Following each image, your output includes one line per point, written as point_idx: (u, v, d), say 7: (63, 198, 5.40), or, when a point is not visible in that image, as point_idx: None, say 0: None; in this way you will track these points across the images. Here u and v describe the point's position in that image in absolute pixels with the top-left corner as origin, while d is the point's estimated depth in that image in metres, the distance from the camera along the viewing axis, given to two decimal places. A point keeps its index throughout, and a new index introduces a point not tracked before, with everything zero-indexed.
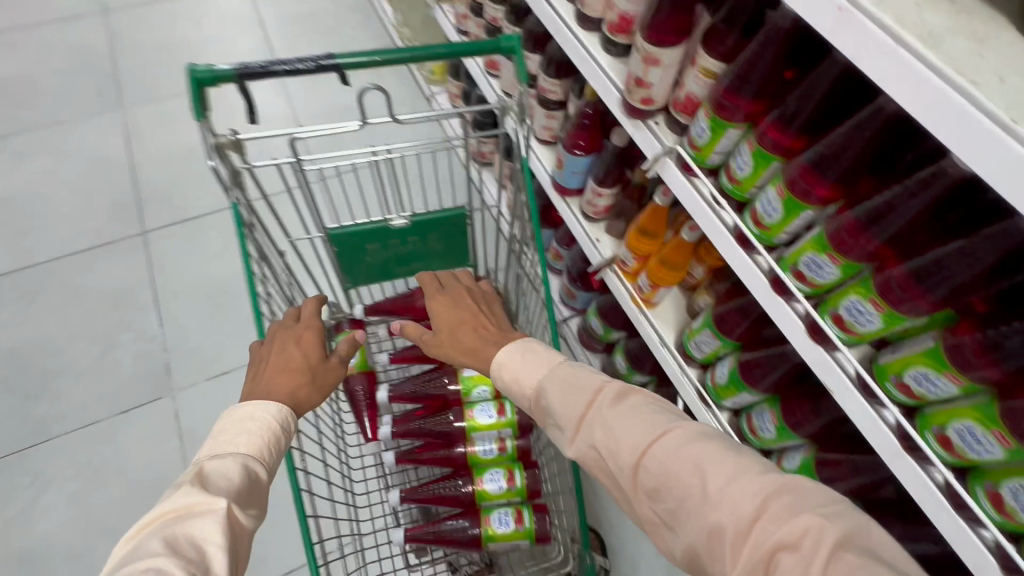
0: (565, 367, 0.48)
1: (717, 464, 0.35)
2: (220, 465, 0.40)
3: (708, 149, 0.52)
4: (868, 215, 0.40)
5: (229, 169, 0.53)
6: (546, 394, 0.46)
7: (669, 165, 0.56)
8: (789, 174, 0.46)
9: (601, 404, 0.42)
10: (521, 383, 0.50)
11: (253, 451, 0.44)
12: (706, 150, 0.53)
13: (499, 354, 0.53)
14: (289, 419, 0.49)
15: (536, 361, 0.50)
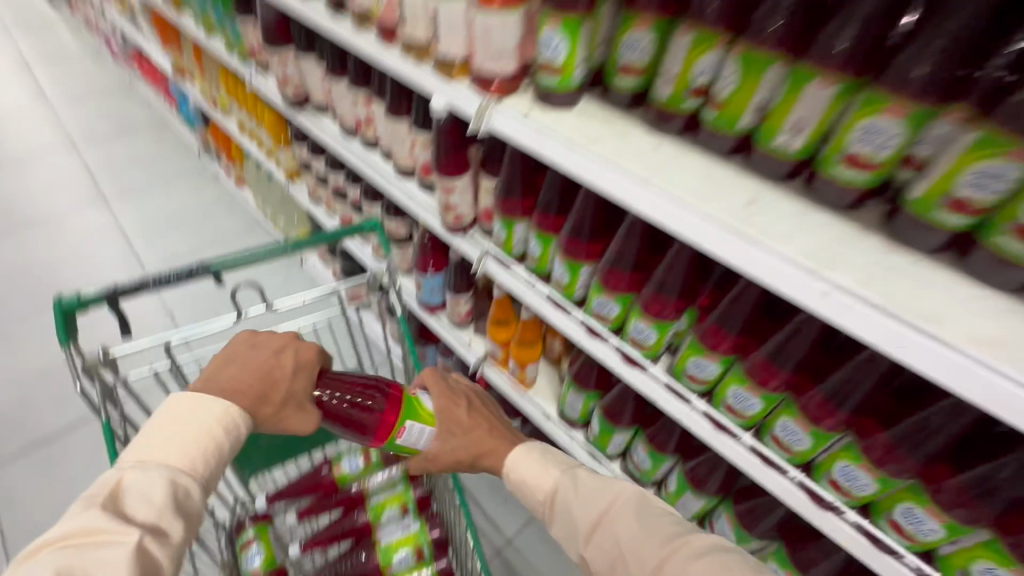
0: (572, 489, 0.92)
1: (653, 537, 0.83)
2: (150, 475, 0.72)
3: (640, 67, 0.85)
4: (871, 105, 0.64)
5: (98, 386, 0.97)
6: (572, 507, 0.90)
7: (495, 110, 0.95)
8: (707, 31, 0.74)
9: (617, 502, 0.89)
10: (534, 487, 0.98)
11: (178, 463, 0.75)
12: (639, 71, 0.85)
13: (513, 458, 1.03)
14: (236, 420, 0.82)
15: (552, 467, 0.98)
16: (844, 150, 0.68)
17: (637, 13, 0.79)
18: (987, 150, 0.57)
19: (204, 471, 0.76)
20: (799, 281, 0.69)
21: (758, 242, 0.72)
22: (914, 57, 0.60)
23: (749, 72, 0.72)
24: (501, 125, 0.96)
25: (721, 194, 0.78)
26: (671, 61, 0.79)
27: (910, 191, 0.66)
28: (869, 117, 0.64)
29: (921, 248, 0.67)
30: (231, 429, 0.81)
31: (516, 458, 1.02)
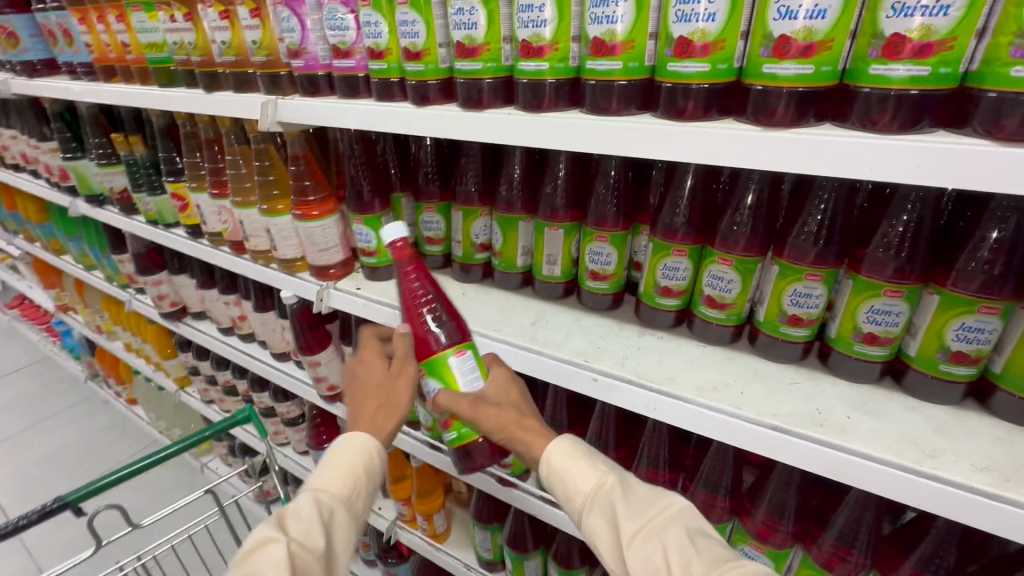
0: (626, 489, 0.65)
1: (703, 556, 0.57)
2: (304, 498, 0.66)
3: (469, 249, 0.92)
4: (664, 233, 0.73)
5: None
6: (620, 501, 0.63)
7: (329, 295, 0.97)
8: (498, 213, 0.86)
9: (677, 518, 0.62)
10: (579, 482, 0.67)
11: (328, 485, 0.68)
12: (467, 252, 0.93)
13: (558, 442, 0.69)
14: (374, 455, 0.72)
15: (600, 464, 0.68)
16: (656, 285, 0.77)
17: (479, 208, 0.89)
18: (798, 276, 0.65)
19: (351, 493, 0.69)
20: (639, 395, 0.69)
21: (645, 383, 0.69)
22: (737, 217, 0.69)
23: (614, 247, 0.78)
24: (333, 303, 0.97)
25: (590, 340, 0.78)
26: (525, 240, 0.87)
27: (753, 312, 0.72)
28: (679, 263, 0.73)
29: (782, 362, 0.71)
30: (371, 460, 0.71)
31: (561, 443, 0.69)
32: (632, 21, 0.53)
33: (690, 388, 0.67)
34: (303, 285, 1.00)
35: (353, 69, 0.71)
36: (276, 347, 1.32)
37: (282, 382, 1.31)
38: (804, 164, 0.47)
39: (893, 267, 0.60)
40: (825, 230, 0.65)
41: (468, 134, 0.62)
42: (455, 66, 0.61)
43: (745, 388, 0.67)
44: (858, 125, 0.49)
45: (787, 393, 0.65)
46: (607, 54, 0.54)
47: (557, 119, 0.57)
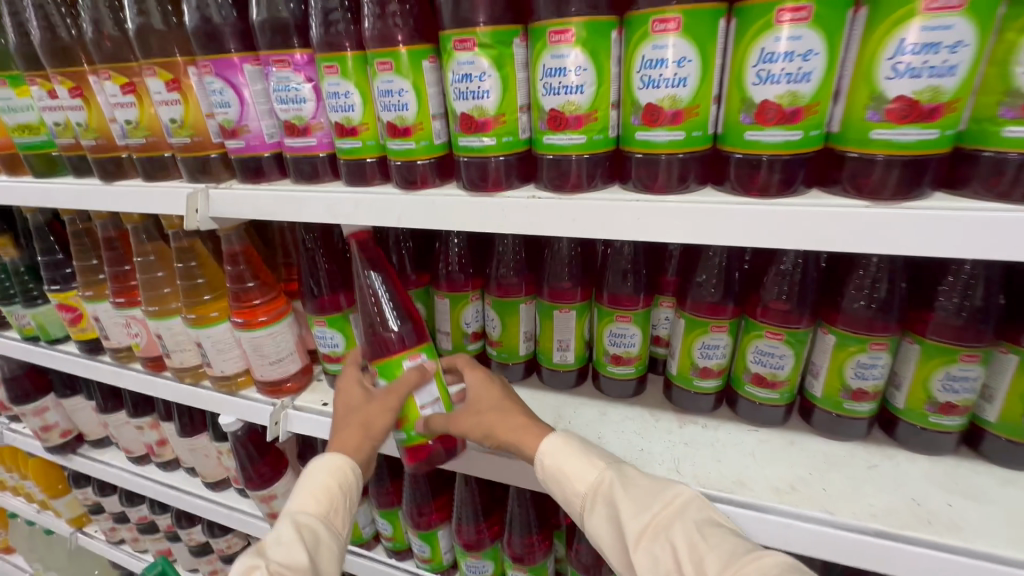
0: (628, 482, 0.54)
1: (716, 550, 0.47)
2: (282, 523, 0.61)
3: (461, 341, 0.78)
4: (704, 311, 0.64)
5: None
6: (622, 497, 0.53)
7: (288, 417, 0.78)
8: (494, 297, 0.74)
9: (685, 513, 0.52)
10: (575, 479, 0.56)
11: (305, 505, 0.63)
12: (459, 346, 0.79)
13: (551, 443, 0.59)
14: (348, 473, 0.65)
15: (598, 457, 0.57)
16: (694, 366, 0.67)
17: (469, 293, 0.76)
18: (860, 347, 0.58)
19: (331, 511, 0.64)
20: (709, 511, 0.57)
21: (713, 495, 0.57)
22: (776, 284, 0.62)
23: (638, 326, 0.68)
24: (293, 427, 0.78)
25: (629, 441, 0.66)
26: (528, 324, 0.75)
27: (807, 386, 0.64)
28: (717, 340, 0.64)
29: (846, 441, 0.63)
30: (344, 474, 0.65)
31: (558, 442, 0.58)
32: (700, 85, 0.41)
33: (766, 492, 0.57)
34: (249, 406, 0.80)
35: (313, 149, 0.57)
36: (211, 474, 1.07)
37: (222, 518, 1.05)
38: (932, 243, 0.38)
39: (963, 327, 0.54)
40: (878, 293, 0.58)
41: (479, 226, 0.49)
42: (455, 141, 0.49)
43: (824, 483, 0.58)
44: (982, 194, 0.39)
45: (871, 484, 0.57)
46: (662, 123, 0.42)
47: (595, 202, 0.45)
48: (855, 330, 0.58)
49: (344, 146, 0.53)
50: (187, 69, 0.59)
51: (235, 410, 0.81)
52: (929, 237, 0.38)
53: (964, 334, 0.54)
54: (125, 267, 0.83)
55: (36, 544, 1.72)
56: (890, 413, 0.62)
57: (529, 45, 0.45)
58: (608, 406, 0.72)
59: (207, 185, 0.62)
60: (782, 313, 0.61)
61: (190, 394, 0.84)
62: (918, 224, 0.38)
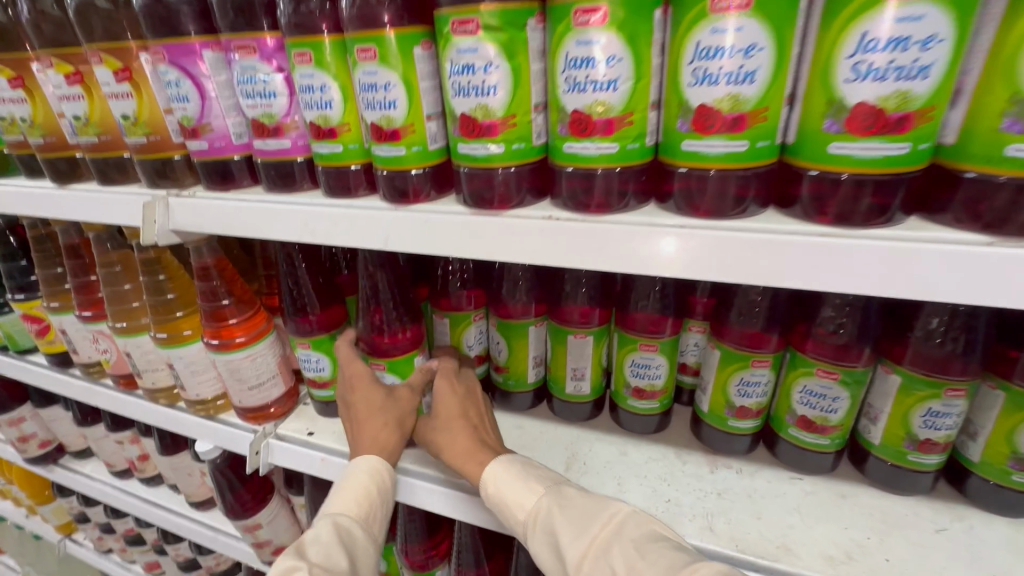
0: (564, 503, 0.49)
1: (652, 566, 0.41)
2: (316, 528, 0.52)
3: None
4: (744, 345, 0.55)
5: None
6: (557, 521, 0.47)
7: (271, 448, 0.70)
8: (500, 319, 0.65)
9: (625, 533, 0.45)
10: (513, 505, 0.51)
11: (345, 508, 0.55)
12: None
13: (490, 470, 0.54)
14: (385, 474, 0.58)
15: (536, 481, 0.52)
16: (728, 404, 0.58)
17: (471, 313, 0.67)
18: (931, 392, 0.49)
19: (370, 513, 0.56)
20: None
21: (754, 564, 0.49)
22: (829, 314, 0.53)
23: (665, 356, 0.60)
24: (275, 459, 0.70)
25: (653, 489, 0.57)
26: (537, 349, 0.66)
27: (863, 430, 0.55)
28: (756, 377, 0.56)
29: (906, 494, 0.54)
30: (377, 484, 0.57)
31: (497, 468, 0.53)
32: (769, 81, 0.32)
33: (819, 561, 0.49)
34: (226, 434, 0.72)
35: (288, 152, 0.48)
36: (195, 492, 1.00)
37: (206, 540, 0.98)
38: None
39: None
40: (956, 329, 0.48)
41: (484, 251, 0.41)
42: (453, 147, 0.40)
43: (885, 550, 0.49)
44: None
45: (941, 553, 0.48)
46: (720, 130, 0.33)
47: (631, 227, 0.37)
48: (924, 372, 0.49)
49: (321, 150, 0.44)
50: (140, 54, 0.50)
51: (212, 437, 0.73)
52: None
53: None
54: (90, 276, 0.75)
55: (26, 547, 1.66)
56: (960, 464, 0.53)
57: (547, 29, 0.36)
58: (626, 444, 0.64)
59: (167, 192, 0.54)
60: (832, 351, 0.52)
61: (163, 416, 0.76)
62: None
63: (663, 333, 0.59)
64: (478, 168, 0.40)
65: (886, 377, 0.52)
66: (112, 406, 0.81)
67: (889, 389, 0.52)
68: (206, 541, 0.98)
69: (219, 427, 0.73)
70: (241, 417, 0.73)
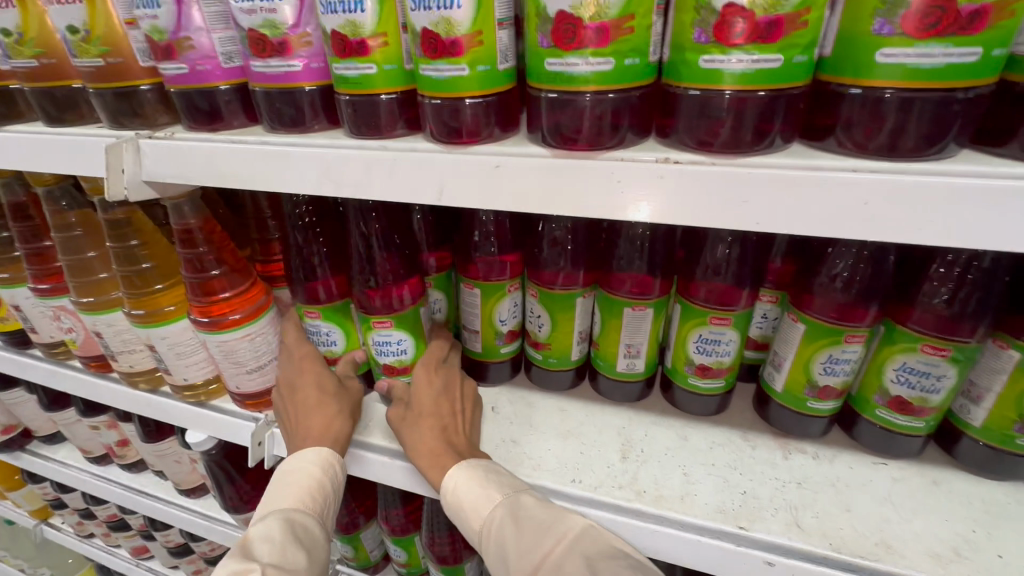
0: (519, 517, 0.44)
1: None
2: (265, 524, 0.46)
3: (494, 343, 0.62)
4: (834, 318, 0.48)
5: None
6: (512, 536, 0.43)
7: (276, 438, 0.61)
8: (542, 289, 0.56)
9: (579, 550, 0.42)
10: (468, 513, 0.46)
11: (298, 501, 0.48)
12: (492, 348, 0.62)
13: (451, 475, 0.48)
14: (336, 465, 0.52)
15: (494, 487, 0.47)
16: (809, 383, 0.51)
17: (506, 282, 0.58)
18: None
19: (323, 506, 0.50)
20: None
21: (854, 565, 0.43)
22: (939, 281, 0.45)
23: (736, 330, 0.52)
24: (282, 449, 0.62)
25: (725, 479, 0.51)
26: (583, 322, 0.58)
27: (961, 410, 0.49)
28: (845, 353, 0.48)
29: (1004, 480, 0.49)
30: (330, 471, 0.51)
31: (456, 475, 0.48)
32: None
33: (926, 559, 0.43)
34: (222, 422, 0.63)
35: (297, 78, 0.36)
36: (185, 480, 0.91)
37: (201, 530, 0.90)
38: None
39: None
40: None
41: (570, 206, 0.31)
42: (534, 64, 0.30)
43: (994, 544, 0.44)
44: None
45: None
46: (947, 31, 0.23)
47: (783, 175, 0.28)
48: None
49: (343, 72, 0.33)
50: None
51: (204, 426, 0.64)
52: None
53: None
54: (43, 242, 0.63)
55: None
56: None
57: None
58: (684, 427, 0.57)
59: (136, 132, 0.42)
60: (942, 323, 0.45)
61: (145, 403, 0.66)
62: None
63: (737, 304, 0.51)
64: (568, 94, 0.30)
65: (1002, 353, 0.45)
66: (82, 391, 0.70)
67: (1003, 367, 0.45)
68: (201, 532, 0.89)
69: (212, 414, 0.64)
70: (237, 403, 0.63)
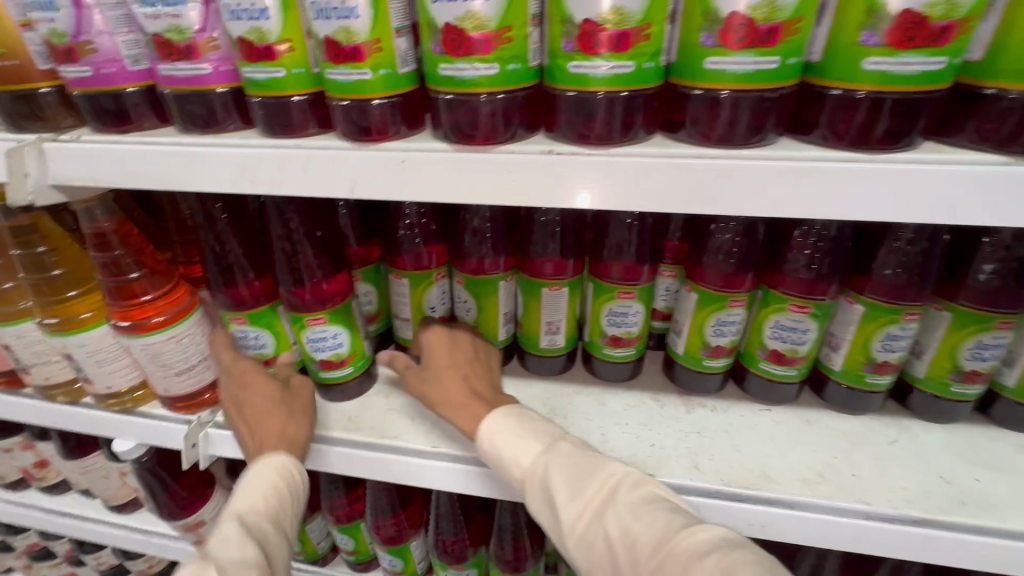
0: (557, 462, 0.44)
1: (648, 528, 0.39)
2: (222, 529, 0.44)
3: None
4: (719, 286, 0.55)
5: None
6: (552, 477, 0.43)
7: (210, 438, 0.62)
8: (466, 275, 0.60)
9: (617, 495, 0.42)
10: (509, 462, 0.46)
11: (255, 505, 0.47)
12: None
13: (484, 422, 0.49)
14: (296, 472, 0.52)
15: (532, 437, 0.47)
16: (703, 344, 0.58)
17: (433, 271, 0.61)
18: (891, 316, 0.51)
19: (282, 510, 0.49)
20: (737, 511, 0.50)
21: (742, 495, 0.51)
22: (800, 249, 0.54)
23: (640, 303, 0.58)
24: (217, 448, 0.62)
25: (637, 435, 0.57)
26: (508, 304, 0.62)
27: (825, 358, 0.58)
28: (729, 315, 0.56)
29: (860, 414, 0.58)
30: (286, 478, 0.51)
31: (491, 425, 0.48)
32: None
33: (797, 484, 0.51)
34: (150, 427, 0.62)
35: (207, 80, 0.38)
36: (114, 496, 0.87)
37: (135, 545, 0.87)
38: None
39: (996, 290, 0.49)
40: (908, 256, 0.52)
41: (470, 195, 0.35)
42: (429, 69, 0.34)
43: (850, 466, 0.53)
44: None
45: (894, 464, 0.53)
46: (754, 44, 0.29)
47: (645, 162, 0.33)
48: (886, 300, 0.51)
49: (253, 75, 0.36)
50: None
51: (132, 432, 0.63)
52: None
53: (1001, 297, 0.49)
54: None
55: None
56: (903, 381, 0.58)
57: None
58: (602, 393, 0.63)
59: (38, 135, 0.41)
60: (802, 283, 0.53)
61: (64, 415, 0.64)
62: None
63: (639, 278, 0.57)
64: (461, 96, 0.33)
65: (850, 306, 0.53)
66: None
67: (853, 318, 0.53)
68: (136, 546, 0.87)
69: (140, 420, 0.63)
70: (166, 407, 0.63)
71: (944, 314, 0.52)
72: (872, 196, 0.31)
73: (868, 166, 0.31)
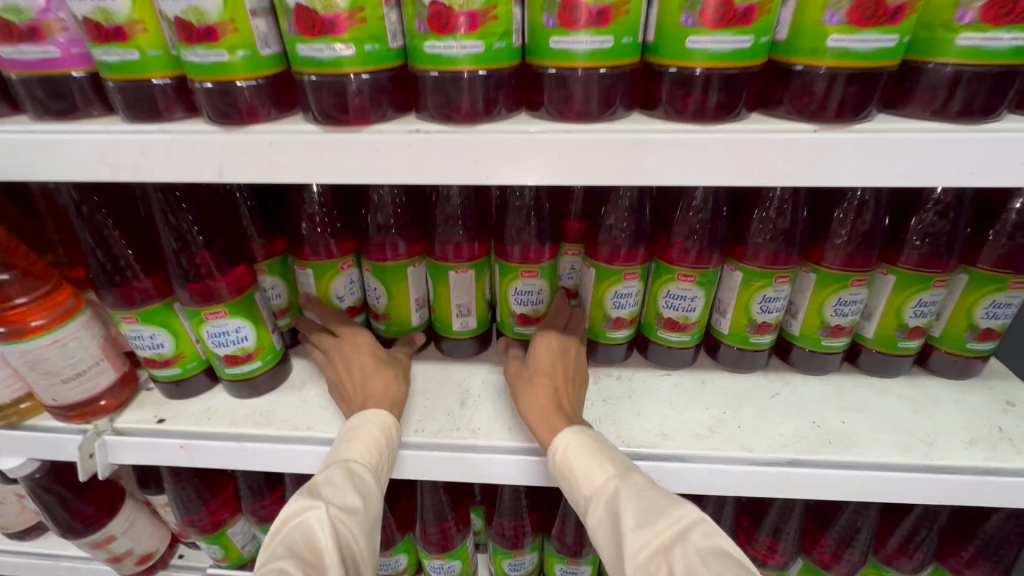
0: (630, 490, 0.42)
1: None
2: (330, 470, 0.46)
3: None
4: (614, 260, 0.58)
5: None
6: (621, 502, 0.41)
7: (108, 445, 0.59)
8: (373, 262, 0.60)
9: (688, 536, 0.38)
10: (579, 479, 0.45)
11: (358, 454, 0.48)
12: None
13: (567, 433, 0.48)
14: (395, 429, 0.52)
15: (609, 461, 0.46)
16: (605, 317, 0.61)
17: (339, 260, 0.61)
18: (767, 280, 0.56)
19: (381, 463, 0.49)
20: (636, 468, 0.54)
21: (639, 453, 0.54)
22: (684, 221, 0.58)
23: (545, 281, 0.61)
24: (118, 456, 0.59)
25: None
26: (418, 290, 0.63)
27: (715, 322, 0.63)
28: (626, 288, 0.59)
29: (748, 372, 0.64)
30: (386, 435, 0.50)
31: (570, 436, 0.48)
32: None
33: (689, 439, 0.55)
34: (39, 440, 0.59)
35: (58, 64, 0.36)
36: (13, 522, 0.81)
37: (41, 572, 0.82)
38: (866, 175, 0.34)
39: (849, 250, 0.56)
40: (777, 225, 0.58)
41: (342, 175, 0.36)
42: (290, 50, 0.34)
43: (737, 419, 0.58)
44: (920, 113, 0.36)
45: (775, 413, 0.58)
46: (589, 24, 0.32)
47: (506, 137, 0.35)
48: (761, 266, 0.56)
49: (105, 58, 0.35)
50: None
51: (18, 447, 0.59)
52: (876, 166, 0.34)
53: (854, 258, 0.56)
54: None
55: None
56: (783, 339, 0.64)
57: None
58: None
59: None
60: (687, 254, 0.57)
61: None
62: (870, 151, 0.34)
63: (541, 257, 0.59)
64: (322, 75, 0.34)
65: (732, 273, 0.58)
66: None
67: (734, 283, 0.58)
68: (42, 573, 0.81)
69: (27, 434, 0.59)
70: (57, 417, 0.59)
71: (810, 275, 0.57)
72: (709, 164, 0.34)
73: (702, 135, 0.34)
